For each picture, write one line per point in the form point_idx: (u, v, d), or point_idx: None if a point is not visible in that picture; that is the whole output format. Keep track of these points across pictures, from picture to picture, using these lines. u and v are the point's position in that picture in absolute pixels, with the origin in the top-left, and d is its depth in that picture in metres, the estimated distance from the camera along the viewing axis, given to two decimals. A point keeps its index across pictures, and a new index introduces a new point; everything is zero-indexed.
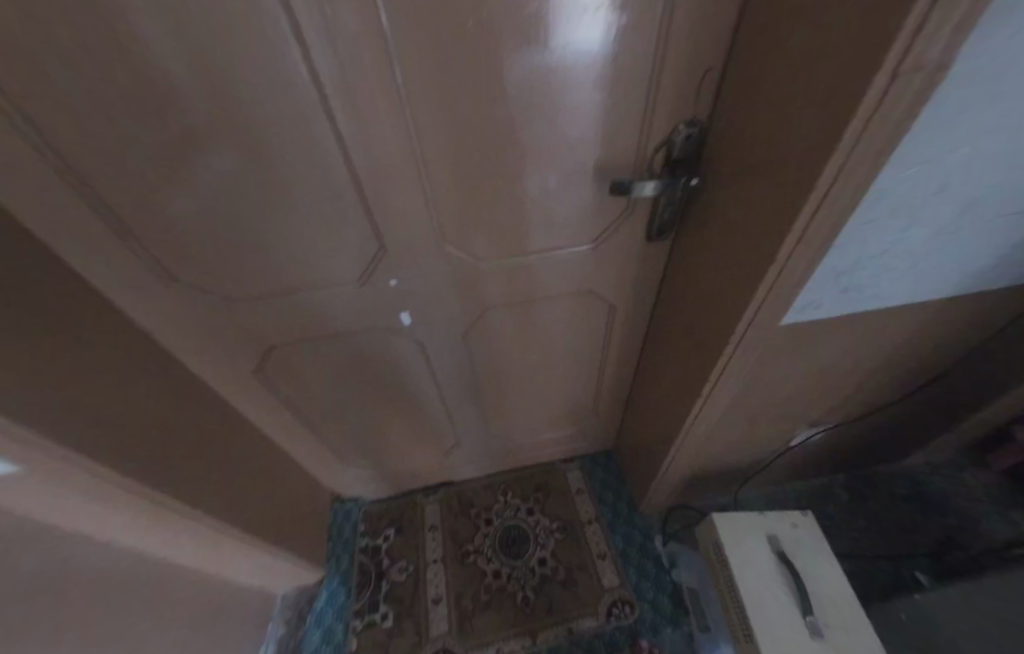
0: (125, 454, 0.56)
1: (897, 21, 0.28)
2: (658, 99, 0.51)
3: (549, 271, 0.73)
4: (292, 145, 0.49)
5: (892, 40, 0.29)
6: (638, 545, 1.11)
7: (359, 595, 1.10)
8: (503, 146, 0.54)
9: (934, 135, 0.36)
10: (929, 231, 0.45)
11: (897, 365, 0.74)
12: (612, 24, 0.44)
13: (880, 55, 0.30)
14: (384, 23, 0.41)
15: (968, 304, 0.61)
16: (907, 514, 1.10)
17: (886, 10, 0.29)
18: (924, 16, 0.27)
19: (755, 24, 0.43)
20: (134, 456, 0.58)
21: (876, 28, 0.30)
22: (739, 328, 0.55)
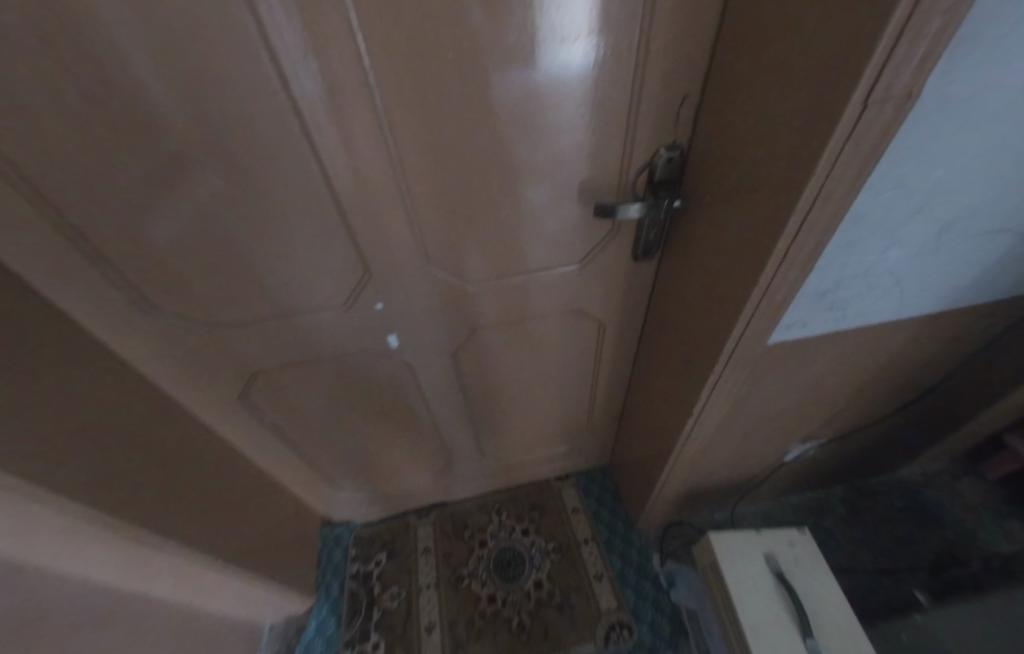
0: (100, 487, 0.54)
1: (863, 53, 0.29)
2: (638, 124, 0.52)
3: (538, 291, 0.73)
4: (278, 170, 0.49)
5: (859, 71, 0.30)
6: (635, 565, 1.09)
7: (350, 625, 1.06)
8: (487, 170, 0.55)
9: (907, 159, 0.37)
10: (910, 249, 0.46)
11: (886, 379, 0.74)
12: (592, 51, 0.45)
13: (849, 86, 0.31)
14: (365, 54, 0.42)
15: (952, 319, 0.61)
16: (905, 527, 1.09)
17: (852, 43, 0.30)
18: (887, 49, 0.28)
19: (729, 52, 0.45)
20: (109, 491, 0.56)
21: (843, 59, 0.31)
22: (728, 348, 0.55)
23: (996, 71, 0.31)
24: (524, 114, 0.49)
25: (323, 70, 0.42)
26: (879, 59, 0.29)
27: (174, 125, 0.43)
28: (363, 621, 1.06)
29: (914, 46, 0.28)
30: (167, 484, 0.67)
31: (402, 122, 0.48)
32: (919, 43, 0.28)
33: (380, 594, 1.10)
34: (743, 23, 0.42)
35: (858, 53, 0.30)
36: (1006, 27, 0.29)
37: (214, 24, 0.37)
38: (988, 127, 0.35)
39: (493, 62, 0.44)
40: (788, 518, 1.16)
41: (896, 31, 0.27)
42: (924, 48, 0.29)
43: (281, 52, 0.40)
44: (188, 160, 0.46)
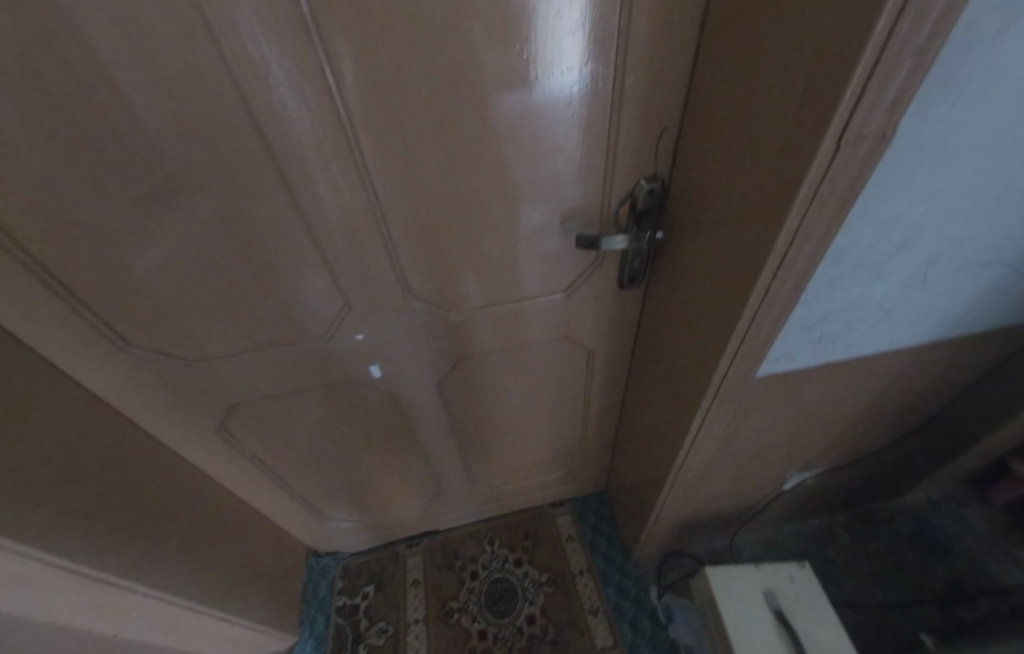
0: (52, 528, 0.52)
1: (833, 96, 0.29)
2: (618, 156, 0.52)
3: (524, 319, 0.72)
4: (255, 205, 0.49)
5: (830, 114, 0.29)
6: (632, 598, 1.05)
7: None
8: (468, 202, 0.54)
9: (887, 196, 0.36)
10: (897, 283, 0.45)
11: (883, 408, 0.72)
12: (569, 87, 0.45)
13: (821, 127, 0.30)
14: (340, 94, 0.42)
15: (947, 348, 0.60)
16: (912, 557, 1.05)
17: (821, 85, 0.30)
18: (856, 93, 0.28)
19: (704, 88, 0.45)
20: (61, 533, 0.53)
21: (813, 101, 0.31)
22: (715, 381, 0.54)
23: (970, 111, 0.31)
24: (505, 147, 0.50)
25: (298, 109, 0.42)
26: (850, 103, 0.28)
27: (150, 162, 0.43)
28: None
29: (884, 90, 0.28)
30: (131, 521, 0.65)
31: (379, 157, 0.48)
32: (888, 87, 0.28)
33: (367, 630, 1.06)
34: (716, 60, 0.42)
35: (827, 96, 0.29)
36: (975, 70, 0.28)
37: (186, 66, 0.37)
38: (966, 165, 0.34)
39: (470, 99, 0.45)
40: (791, 548, 1.12)
41: (863, 75, 0.27)
42: (894, 92, 0.28)
43: (256, 92, 0.40)
44: (165, 195, 0.46)
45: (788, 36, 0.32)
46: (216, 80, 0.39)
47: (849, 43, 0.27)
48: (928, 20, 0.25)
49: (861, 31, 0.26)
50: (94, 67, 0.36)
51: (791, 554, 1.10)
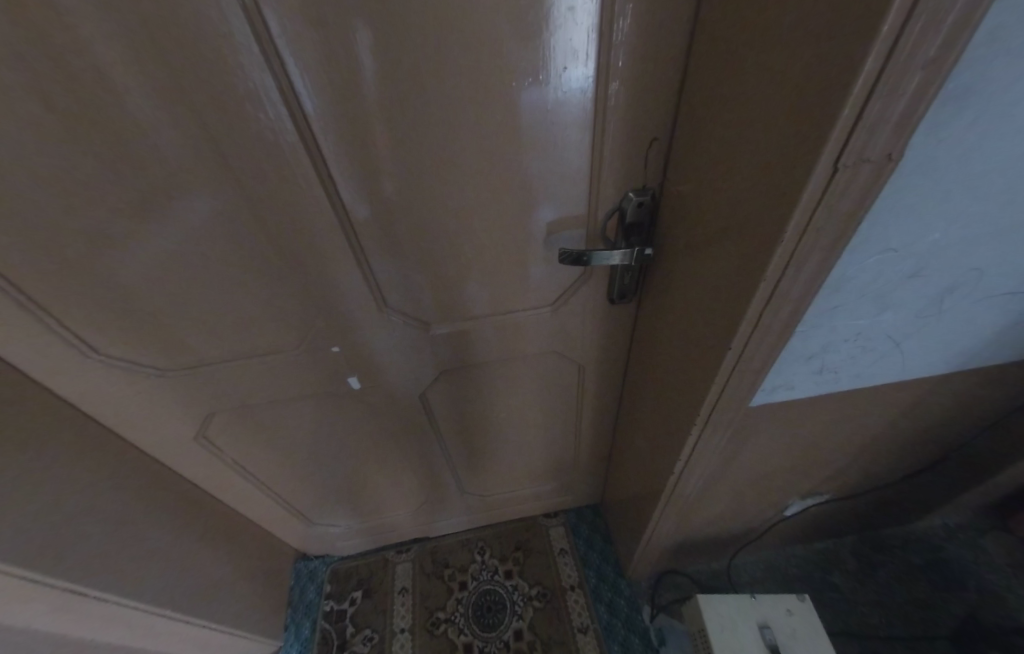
0: (17, 537, 0.51)
1: (832, 111, 0.25)
2: (605, 167, 0.49)
3: (510, 334, 0.69)
4: (225, 216, 0.47)
5: (827, 133, 0.26)
6: (624, 617, 1.02)
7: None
8: (445, 213, 0.52)
9: (893, 223, 0.32)
10: (907, 313, 0.40)
11: (895, 437, 0.67)
12: (550, 96, 0.42)
13: (816, 147, 0.27)
14: (306, 102, 0.40)
15: (966, 378, 0.55)
16: (922, 588, 0.99)
17: (817, 99, 0.26)
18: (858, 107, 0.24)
19: (696, 97, 0.41)
20: (28, 544, 0.52)
21: (808, 119, 0.27)
22: (704, 410, 0.50)
23: (993, 131, 0.27)
24: (483, 159, 0.47)
25: (262, 119, 0.40)
26: (847, 124, 0.25)
27: (114, 174, 0.42)
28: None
29: (887, 109, 0.24)
30: (106, 531, 0.64)
31: (350, 167, 0.46)
32: (892, 105, 0.24)
33: (353, 637, 1.06)
34: (707, 67, 0.39)
35: (821, 116, 0.26)
36: (999, 84, 0.24)
37: (142, 73, 0.36)
38: (988, 188, 0.30)
39: (443, 108, 0.42)
40: (793, 572, 1.07)
41: (863, 93, 0.23)
42: (899, 111, 0.24)
43: (216, 103, 0.38)
44: (132, 209, 0.45)
45: (780, 45, 0.29)
46: (174, 91, 0.37)
47: (845, 57, 0.23)
48: (940, 30, 0.21)
49: (865, 38, 0.22)
50: (47, 75, 0.35)
51: (793, 579, 1.06)
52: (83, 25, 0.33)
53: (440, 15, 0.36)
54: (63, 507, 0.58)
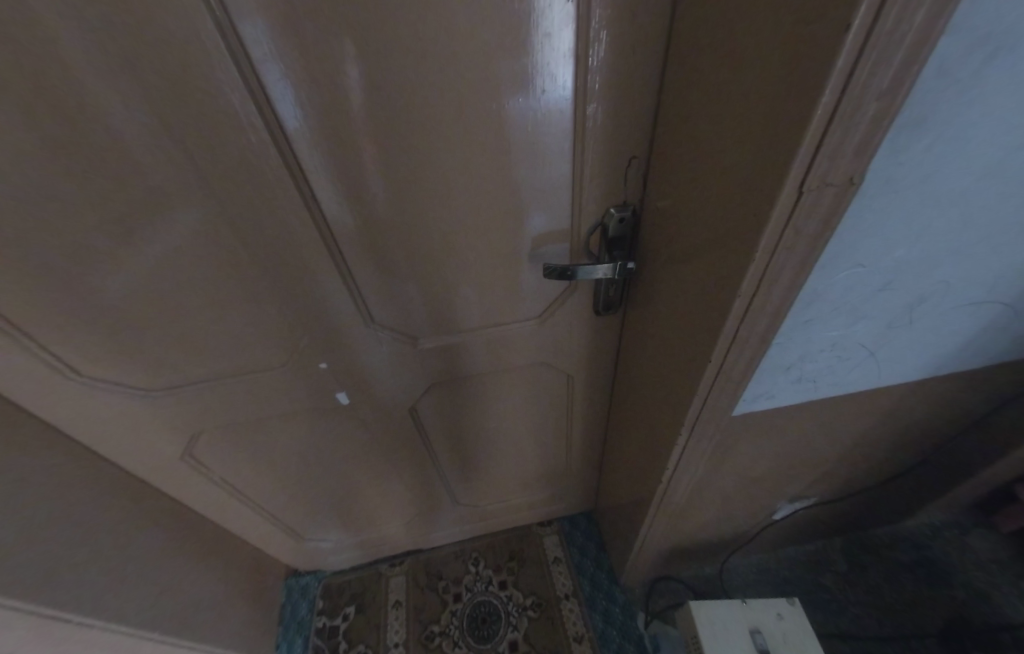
0: (1, 562, 0.49)
1: (795, 140, 0.26)
2: (586, 183, 0.50)
3: (498, 345, 0.69)
4: (210, 234, 0.47)
5: (790, 161, 0.27)
6: (619, 624, 1.02)
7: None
8: (430, 228, 0.52)
9: (860, 241, 0.33)
10: (880, 324, 0.41)
11: (876, 440, 0.68)
12: (530, 116, 0.44)
13: (781, 172, 0.28)
14: (290, 125, 0.41)
15: (940, 384, 0.56)
16: (911, 587, 1.00)
17: (780, 127, 0.27)
18: (820, 136, 0.25)
19: (670, 117, 0.43)
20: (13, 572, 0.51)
21: (774, 146, 0.28)
22: (688, 420, 0.51)
23: (948, 153, 0.28)
24: (466, 176, 0.48)
25: (245, 137, 0.40)
26: (808, 151, 0.26)
27: (97, 193, 0.42)
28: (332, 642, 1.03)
29: (845, 139, 0.25)
30: (92, 555, 0.62)
31: (334, 185, 0.46)
32: (852, 133, 0.25)
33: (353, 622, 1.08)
34: (682, 90, 0.40)
35: (784, 142, 0.27)
36: (949, 113, 0.26)
37: (127, 99, 0.37)
38: (946, 207, 0.31)
39: (426, 127, 0.43)
40: (785, 575, 1.07)
41: (822, 121, 0.25)
42: (859, 137, 0.25)
43: (199, 123, 0.39)
44: (115, 228, 0.44)
45: (747, 69, 0.30)
46: (154, 109, 0.38)
47: (806, 87, 0.24)
48: (892, 61, 0.22)
49: (821, 72, 0.23)
50: (29, 103, 0.35)
51: (785, 582, 1.06)
52: (67, 55, 0.33)
53: (419, 39, 0.37)
54: (49, 531, 0.57)
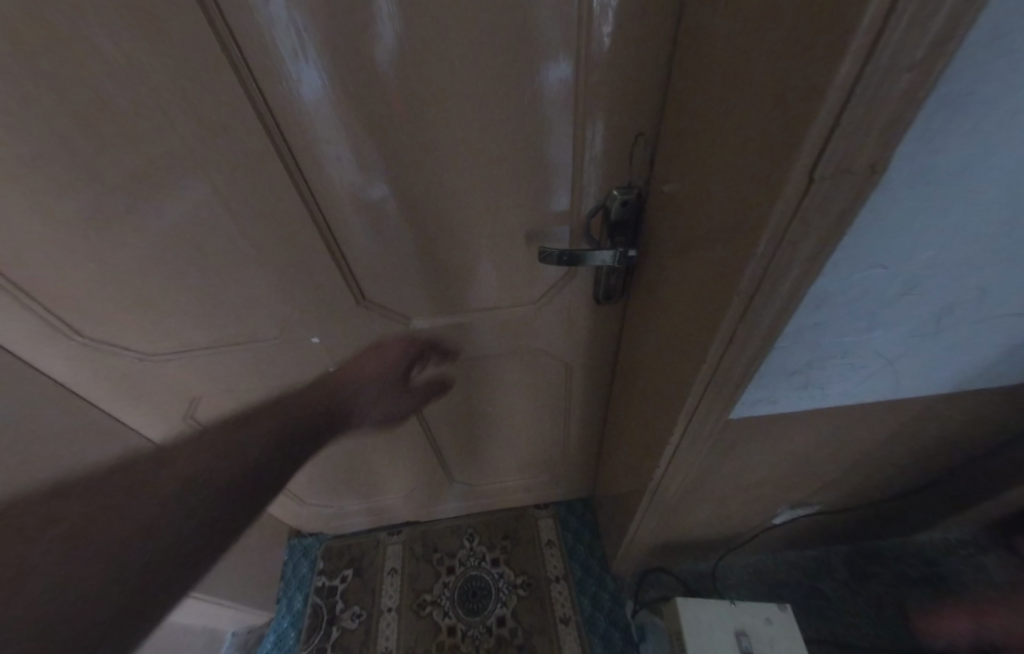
0: None
1: (808, 120, 0.22)
2: (587, 163, 0.46)
3: (494, 330, 0.68)
4: (197, 210, 0.46)
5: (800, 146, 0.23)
6: (606, 610, 1.03)
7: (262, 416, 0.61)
8: (422, 204, 0.50)
9: (881, 240, 0.29)
10: (899, 333, 0.37)
11: (891, 452, 0.64)
12: (528, 86, 0.40)
13: (790, 159, 0.24)
14: (261, 95, 0.38)
15: (965, 400, 0.52)
16: (916, 602, 0.97)
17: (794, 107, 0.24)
18: (835, 117, 0.22)
19: (681, 91, 0.38)
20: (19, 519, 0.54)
21: (786, 129, 0.24)
22: (682, 420, 0.49)
23: (995, 142, 0.23)
24: (459, 151, 0.45)
25: (227, 106, 0.38)
26: (820, 137, 0.23)
27: (79, 167, 0.40)
28: (334, 406, 0.65)
29: (865, 121, 0.22)
30: None
31: (323, 156, 0.44)
32: (873, 114, 0.21)
33: (364, 418, 0.70)
34: (694, 60, 0.35)
35: (798, 122, 0.23)
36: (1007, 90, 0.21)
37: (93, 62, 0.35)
38: (990, 205, 0.27)
39: (415, 95, 0.40)
40: (782, 578, 1.05)
41: (837, 100, 0.21)
42: (884, 118, 0.21)
43: (178, 88, 0.36)
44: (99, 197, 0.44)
45: (761, 36, 0.26)
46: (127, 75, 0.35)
47: (823, 57, 0.21)
48: (931, 27, 0.18)
49: (839, 39, 0.19)
50: None
51: (781, 584, 1.04)
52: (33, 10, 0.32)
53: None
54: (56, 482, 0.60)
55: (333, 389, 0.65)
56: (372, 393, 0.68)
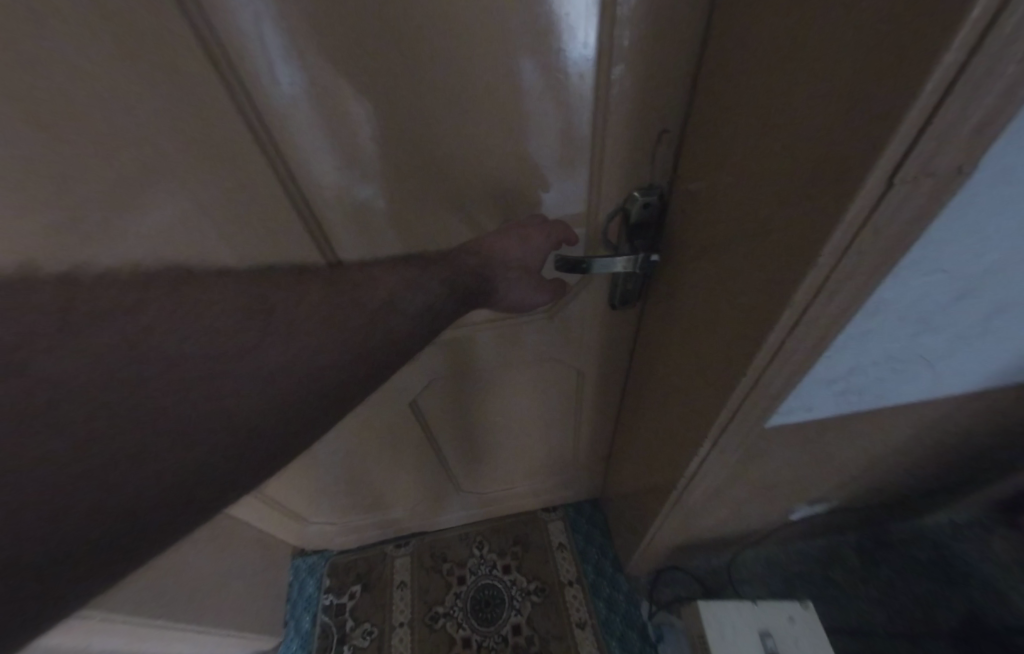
0: None
1: (887, 127, 0.20)
2: (604, 164, 0.43)
3: (504, 338, 0.65)
4: (162, 243, 0.37)
5: (878, 156, 0.20)
6: (622, 612, 1.02)
7: (426, 267, 0.41)
8: (428, 211, 0.46)
9: (947, 246, 0.26)
10: (947, 336, 0.36)
11: (914, 447, 0.63)
12: (544, 81, 0.36)
13: (862, 168, 0.22)
14: (243, 100, 0.32)
15: (999, 395, 0.50)
16: (926, 586, 0.98)
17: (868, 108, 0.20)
18: (921, 126, 0.19)
19: (714, 81, 0.35)
20: None
21: (856, 135, 0.22)
22: (712, 432, 0.47)
23: None
24: (469, 154, 0.41)
25: (206, 120, 0.32)
26: (902, 147, 0.20)
27: None
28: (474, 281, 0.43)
29: (955, 126, 0.19)
30: None
31: (317, 167, 0.39)
32: (967, 118, 0.18)
33: (495, 304, 0.48)
34: (728, 49, 0.32)
35: (871, 128, 0.20)
36: None
37: None
38: None
39: (419, 96, 0.36)
40: (796, 570, 1.05)
41: (926, 108, 0.18)
42: (976, 121, 0.19)
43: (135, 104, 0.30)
44: None
45: (818, 23, 0.23)
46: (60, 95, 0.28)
47: (905, 56, 0.18)
48: None
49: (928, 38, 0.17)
50: None
51: (794, 575, 1.04)
52: None
53: None
54: None
55: (467, 257, 0.43)
56: (512, 274, 0.46)
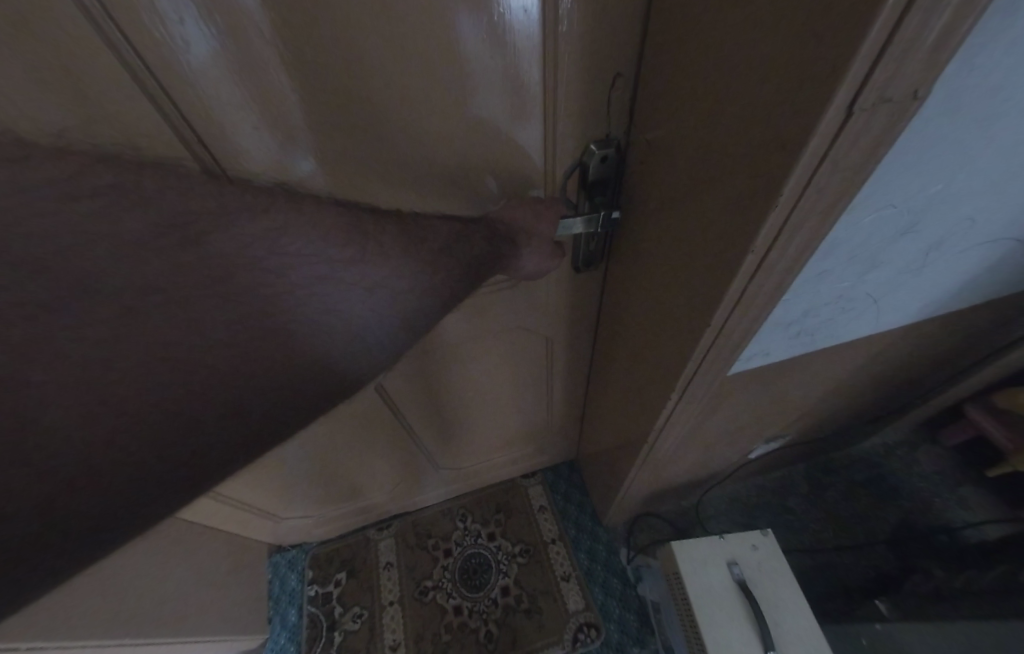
0: None
1: (844, 51, 0.18)
2: (558, 115, 0.40)
3: (469, 312, 0.63)
4: None
5: (837, 83, 0.19)
6: (603, 560, 1.09)
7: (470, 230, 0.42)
8: (373, 177, 0.41)
9: (895, 181, 0.27)
10: (892, 271, 0.37)
11: (856, 380, 0.68)
12: (486, 18, 0.32)
13: (819, 100, 0.20)
14: (110, 40, 0.25)
15: (930, 324, 0.54)
16: (864, 502, 1.10)
17: (827, 30, 0.19)
18: (884, 46, 0.17)
19: (667, 16, 0.32)
20: None
21: (817, 65, 0.20)
22: (680, 385, 0.48)
23: None
24: (413, 108, 0.36)
25: None
26: (861, 74, 0.18)
27: None
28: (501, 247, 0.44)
29: (914, 46, 0.18)
30: None
31: (233, 129, 0.32)
32: (925, 36, 0.17)
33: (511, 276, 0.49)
34: None
35: (828, 55, 0.19)
36: None
37: None
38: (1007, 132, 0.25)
39: (340, 37, 0.30)
40: (754, 502, 1.15)
41: (887, 27, 0.16)
42: (935, 38, 0.17)
43: None
44: None
45: None
46: None
47: None
48: None
49: None
50: None
51: (752, 506, 1.15)
52: None
53: None
54: None
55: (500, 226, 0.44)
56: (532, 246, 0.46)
